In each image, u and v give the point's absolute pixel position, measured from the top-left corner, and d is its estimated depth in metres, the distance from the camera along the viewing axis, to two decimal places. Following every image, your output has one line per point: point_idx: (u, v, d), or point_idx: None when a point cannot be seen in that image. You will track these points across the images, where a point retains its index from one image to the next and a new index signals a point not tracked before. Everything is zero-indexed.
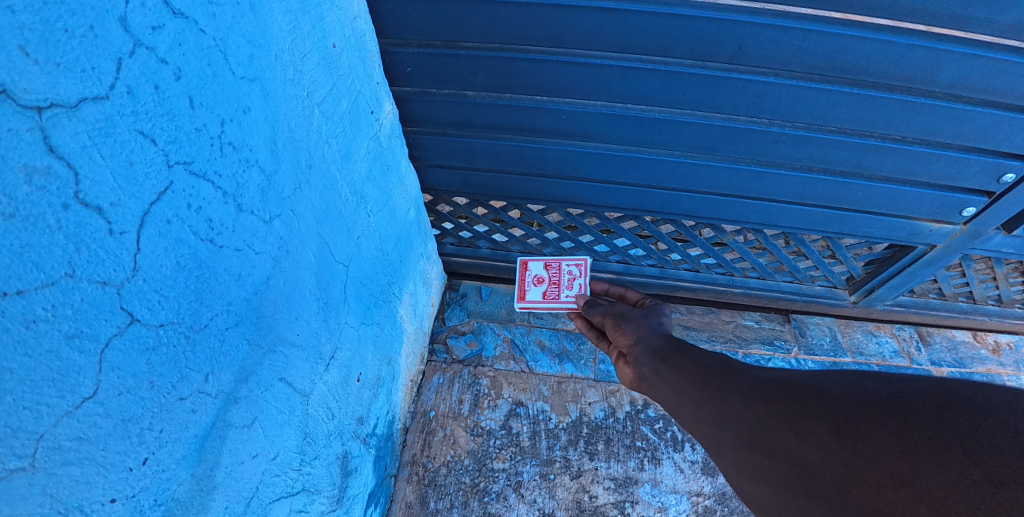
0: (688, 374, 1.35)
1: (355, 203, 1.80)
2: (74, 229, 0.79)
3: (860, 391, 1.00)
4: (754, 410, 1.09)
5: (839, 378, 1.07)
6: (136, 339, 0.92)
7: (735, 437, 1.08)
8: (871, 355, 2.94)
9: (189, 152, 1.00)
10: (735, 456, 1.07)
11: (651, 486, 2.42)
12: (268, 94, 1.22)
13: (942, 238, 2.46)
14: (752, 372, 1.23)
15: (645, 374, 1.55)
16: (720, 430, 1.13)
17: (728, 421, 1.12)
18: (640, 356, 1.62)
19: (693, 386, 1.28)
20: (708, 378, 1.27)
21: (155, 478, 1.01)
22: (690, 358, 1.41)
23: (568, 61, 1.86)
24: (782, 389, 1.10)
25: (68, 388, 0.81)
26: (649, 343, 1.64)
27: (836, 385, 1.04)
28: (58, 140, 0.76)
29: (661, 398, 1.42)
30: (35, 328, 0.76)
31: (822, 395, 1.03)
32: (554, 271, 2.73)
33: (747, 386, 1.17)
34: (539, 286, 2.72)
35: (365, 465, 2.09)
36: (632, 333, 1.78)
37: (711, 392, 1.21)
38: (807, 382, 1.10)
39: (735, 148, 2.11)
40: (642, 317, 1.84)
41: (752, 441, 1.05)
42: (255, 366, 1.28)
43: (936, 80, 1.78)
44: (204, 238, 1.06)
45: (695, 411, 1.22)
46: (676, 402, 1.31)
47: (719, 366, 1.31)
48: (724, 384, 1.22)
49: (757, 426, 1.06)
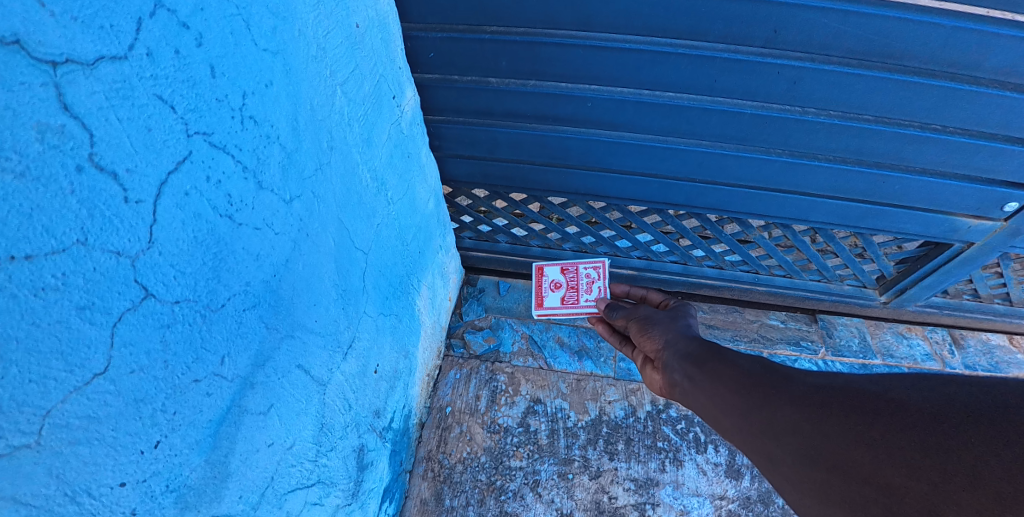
0: (728, 381, 1.29)
1: (376, 189, 1.75)
2: (88, 194, 0.76)
3: (938, 399, 0.95)
4: (815, 422, 1.03)
5: (910, 384, 1.01)
6: (151, 314, 0.88)
7: (792, 453, 1.03)
8: (902, 357, 2.83)
9: (210, 123, 0.96)
10: (791, 472, 1.02)
11: (673, 488, 2.35)
12: (291, 70, 1.18)
13: (980, 235, 2.35)
14: (802, 379, 1.18)
15: (676, 380, 1.49)
16: (774, 445, 1.07)
17: (781, 434, 1.07)
18: (670, 362, 1.56)
19: (735, 395, 1.22)
20: (753, 385, 1.22)
21: (167, 462, 0.96)
22: (727, 364, 1.36)
23: (595, 46, 1.80)
24: (844, 399, 1.05)
25: (78, 363, 0.77)
26: (679, 347, 1.58)
27: (907, 392, 0.99)
28: (73, 98, 0.72)
29: (697, 407, 1.36)
30: (44, 296, 0.72)
31: (894, 404, 0.97)
32: (572, 275, 2.69)
33: (800, 394, 1.12)
34: (557, 292, 2.69)
35: (381, 459, 2.04)
36: (660, 337, 1.71)
37: (759, 402, 1.16)
38: (870, 389, 1.04)
39: (766, 137, 2.04)
40: (669, 320, 1.77)
41: (810, 455, 1.00)
42: (272, 351, 1.23)
43: (981, 66, 1.69)
44: (223, 214, 1.02)
45: (741, 422, 1.17)
46: (716, 411, 1.26)
47: (762, 373, 1.25)
48: (773, 392, 1.17)
49: (815, 439, 1.01)
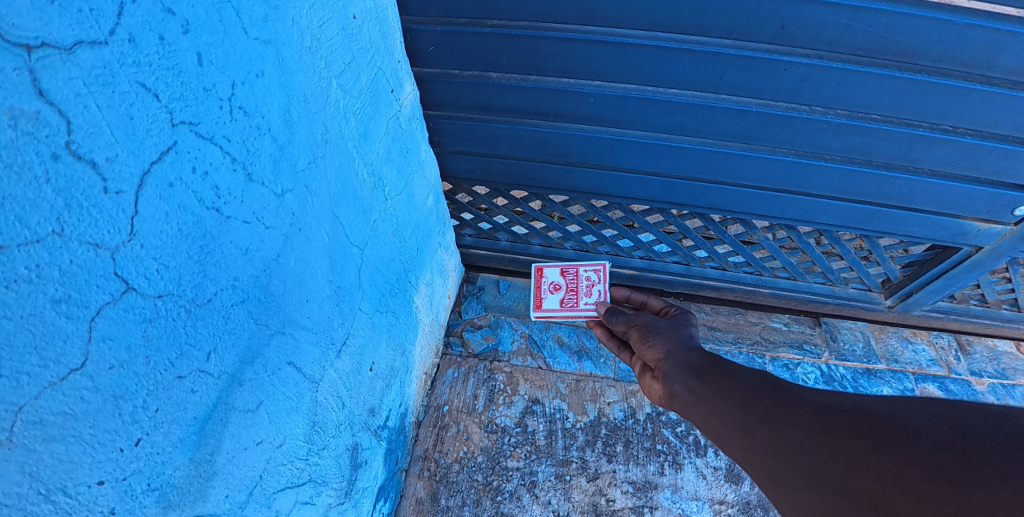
0: (730, 396, 1.25)
1: (373, 184, 1.73)
2: (65, 183, 0.73)
3: (952, 427, 0.92)
4: (820, 443, 1.00)
5: (923, 409, 0.98)
6: (131, 309, 0.85)
7: (795, 473, 1.00)
8: (906, 362, 2.78)
9: (197, 112, 0.93)
10: (794, 493, 0.99)
11: (672, 492, 2.31)
12: (284, 61, 1.15)
13: (989, 239, 2.30)
14: (807, 396, 1.14)
15: (677, 390, 1.47)
16: (777, 463, 1.04)
17: (785, 453, 1.04)
18: (671, 371, 1.53)
19: (738, 410, 1.19)
20: (757, 401, 1.18)
21: (148, 460, 0.94)
22: (730, 378, 1.32)
23: (598, 41, 1.77)
24: (850, 419, 1.02)
25: (53, 357, 0.75)
26: (680, 357, 1.55)
27: (919, 418, 0.96)
28: (49, 84, 0.70)
29: (698, 419, 1.33)
30: (17, 289, 0.69)
31: (906, 430, 0.95)
32: (571, 277, 2.68)
33: (805, 412, 1.09)
34: (556, 294, 2.68)
35: (376, 458, 2.02)
36: (661, 346, 1.67)
37: (762, 418, 1.13)
38: (880, 411, 1.01)
39: (772, 136, 2.00)
40: (671, 328, 1.73)
41: (815, 478, 0.97)
42: (262, 347, 1.21)
43: (994, 65, 1.65)
44: (210, 207, 0.99)
45: (743, 439, 1.14)
46: (719, 426, 1.22)
47: (765, 389, 1.22)
48: (776, 409, 1.13)
49: (821, 460, 0.98)
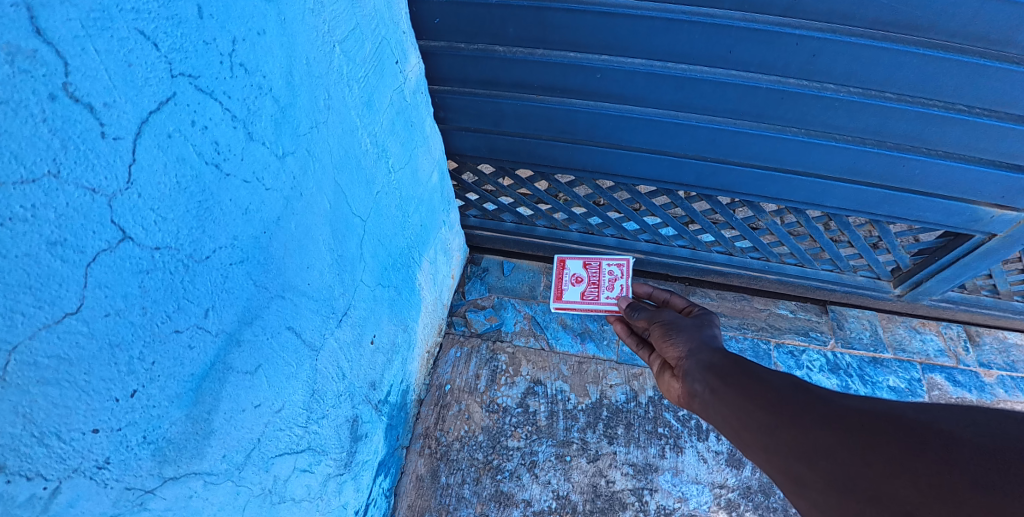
0: (754, 396, 1.22)
1: (376, 154, 1.71)
2: (61, 124, 0.72)
3: (990, 434, 0.88)
4: (850, 450, 0.98)
5: (963, 414, 0.94)
6: (128, 258, 0.85)
7: (824, 479, 0.97)
8: (914, 352, 2.75)
9: (196, 65, 0.91)
10: (821, 499, 0.96)
11: (672, 475, 2.30)
12: (286, 20, 1.12)
13: (1003, 226, 2.24)
14: (835, 399, 1.10)
15: (698, 390, 1.43)
16: (804, 468, 1.01)
17: (813, 459, 1.01)
18: (692, 371, 1.49)
19: (761, 412, 1.16)
20: (782, 404, 1.15)
21: (144, 413, 0.94)
22: (755, 378, 1.28)
23: (607, 13, 1.73)
24: (884, 424, 0.98)
25: (47, 299, 0.75)
26: (702, 357, 1.51)
27: (958, 425, 0.92)
28: (47, 23, 0.68)
29: (716, 421, 1.30)
30: (12, 227, 0.69)
31: (943, 438, 0.91)
32: (593, 271, 2.81)
33: (835, 416, 1.05)
34: (577, 286, 2.78)
35: (376, 432, 2.02)
36: (684, 345, 1.63)
37: (787, 421, 1.10)
38: (915, 416, 0.98)
39: (782, 114, 1.96)
40: (695, 328, 1.68)
41: (847, 487, 0.94)
42: (261, 309, 1.20)
43: (1012, 41, 1.60)
44: (209, 161, 0.98)
45: (766, 442, 1.11)
46: (741, 427, 1.19)
47: (792, 392, 1.17)
48: (805, 413, 1.09)
49: (854, 470, 0.95)
